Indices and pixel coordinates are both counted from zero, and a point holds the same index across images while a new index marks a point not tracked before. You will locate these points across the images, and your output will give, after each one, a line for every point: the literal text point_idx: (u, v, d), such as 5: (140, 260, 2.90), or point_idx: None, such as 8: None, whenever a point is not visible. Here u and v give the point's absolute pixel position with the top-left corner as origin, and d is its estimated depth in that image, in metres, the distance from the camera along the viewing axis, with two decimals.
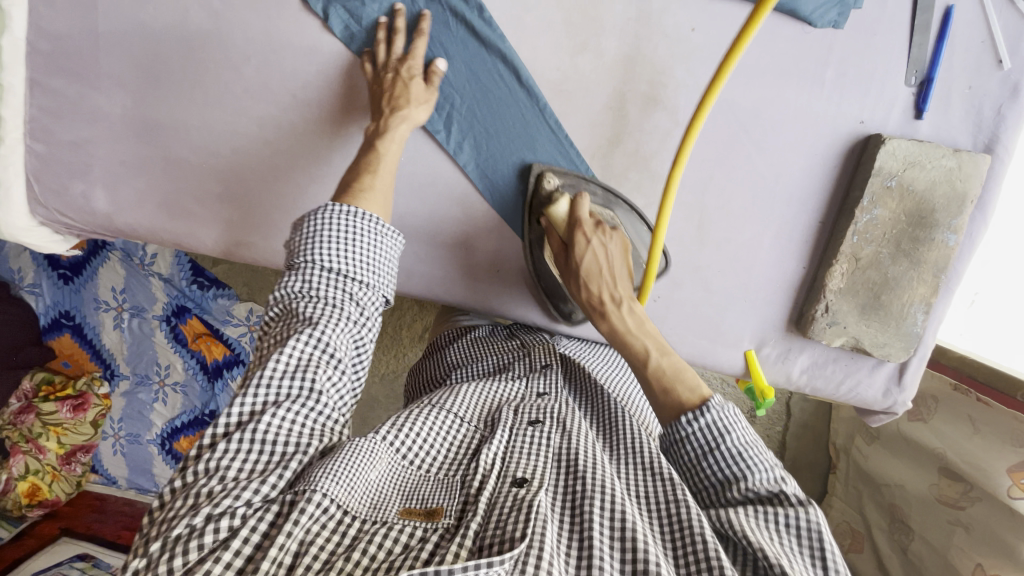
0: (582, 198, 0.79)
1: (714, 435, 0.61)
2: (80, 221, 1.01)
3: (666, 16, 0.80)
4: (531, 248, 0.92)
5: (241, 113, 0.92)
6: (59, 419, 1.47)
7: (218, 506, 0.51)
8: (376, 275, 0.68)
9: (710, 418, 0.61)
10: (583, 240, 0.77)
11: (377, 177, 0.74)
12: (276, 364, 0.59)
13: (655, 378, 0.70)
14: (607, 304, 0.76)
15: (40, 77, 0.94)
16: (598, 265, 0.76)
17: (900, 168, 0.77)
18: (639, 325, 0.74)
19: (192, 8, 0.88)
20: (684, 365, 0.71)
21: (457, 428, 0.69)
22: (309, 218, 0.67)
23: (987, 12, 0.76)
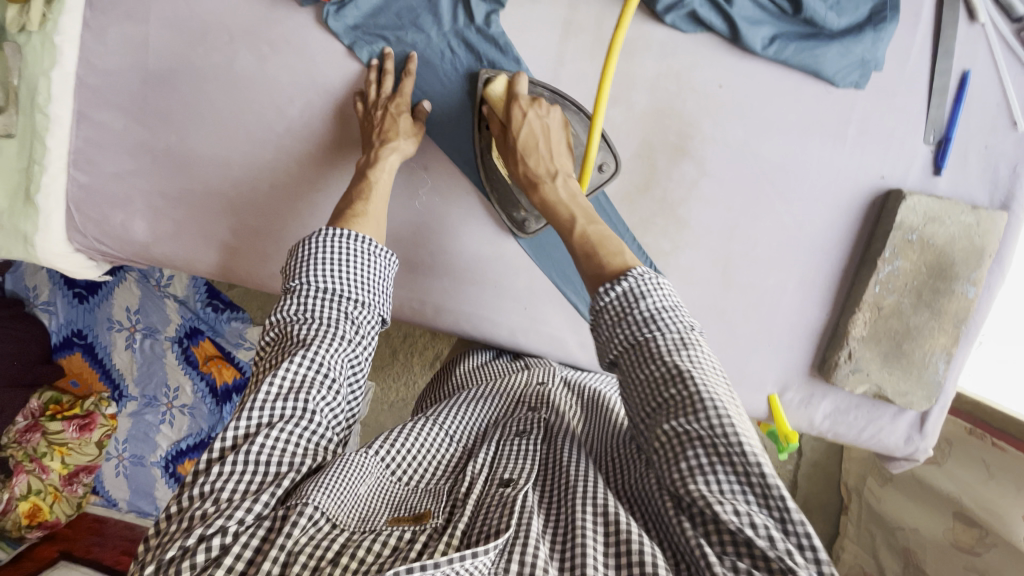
0: (520, 78, 0.82)
1: (631, 300, 0.56)
2: (118, 250, 1.03)
3: (695, 72, 0.84)
4: (482, 153, 0.89)
5: (281, 151, 0.95)
6: (64, 439, 1.47)
7: (210, 526, 0.50)
8: (370, 294, 0.68)
9: (628, 285, 0.56)
10: (521, 114, 0.80)
11: (369, 204, 0.79)
12: (270, 386, 0.58)
13: (581, 243, 0.69)
14: (541, 177, 0.77)
15: (87, 111, 0.98)
16: (536, 139, 0.78)
17: (921, 223, 0.80)
18: (571, 196, 0.75)
19: (241, 54, 0.92)
20: (609, 231, 0.69)
21: (445, 446, 0.67)
22: (305, 243, 0.69)
23: (1001, 77, 0.80)
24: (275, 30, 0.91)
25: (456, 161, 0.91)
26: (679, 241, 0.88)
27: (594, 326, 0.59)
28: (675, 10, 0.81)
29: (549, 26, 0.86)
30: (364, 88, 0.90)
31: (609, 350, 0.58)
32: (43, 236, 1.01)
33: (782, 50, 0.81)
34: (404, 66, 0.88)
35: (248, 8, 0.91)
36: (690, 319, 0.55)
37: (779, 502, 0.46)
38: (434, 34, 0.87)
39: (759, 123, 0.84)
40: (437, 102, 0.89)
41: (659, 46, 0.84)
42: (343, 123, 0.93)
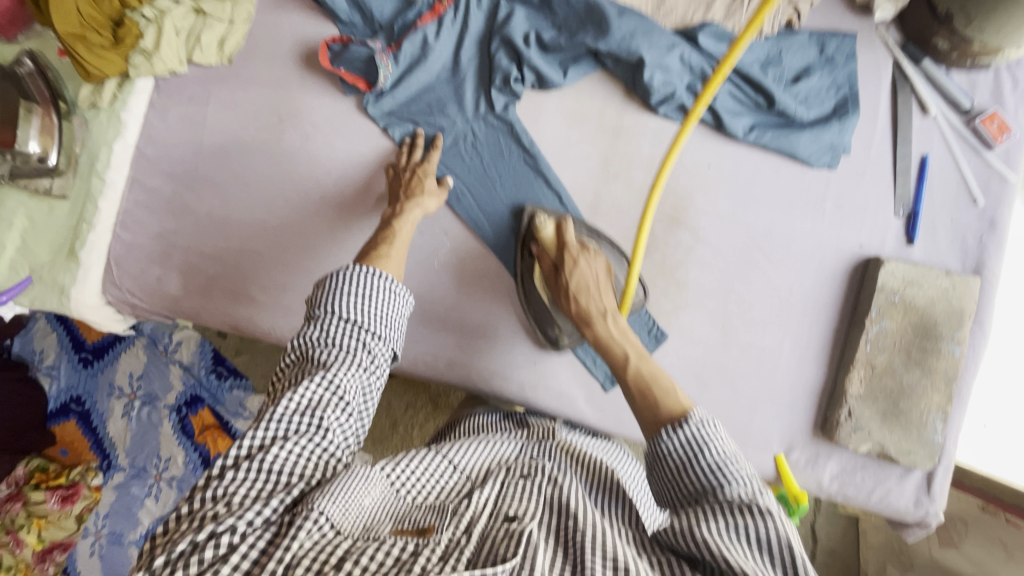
0: (568, 225, 0.91)
1: (692, 449, 0.59)
2: (148, 302, 1.09)
3: (686, 154, 0.96)
4: (523, 277, 0.98)
5: (314, 215, 1.04)
6: (45, 510, 1.44)
7: (221, 524, 0.52)
8: (387, 327, 0.73)
9: (688, 433, 0.60)
10: (572, 261, 0.88)
11: (392, 248, 0.86)
12: (288, 402, 0.61)
13: (635, 380, 0.73)
14: (593, 315, 0.83)
15: (141, 178, 1.10)
16: (586, 282, 0.86)
17: (901, 286, 0.87)
18: (622, 333, 0.81)
19: (287, 132, 1.05)
20: (661, 370, 0.74)
21: (449, 475, 0.70)
22: (331, 278, 0.74)
23: (957, 161, 0.91)
24: (319, 113, 1.04)
25: (471, 226, 1.00)
26: (679, 301, 0.94)
27: (654, 469, 0.63)
28: (666, 102, 0.95)
29: (559, 115, 0.99)
30: (395, 160, 1.01)
31: (670, 493, 0.62)
32: (79, 288, 1.07)
33: (761, 136, 0.93)
34: (431, 143, 1.00)
35: (299, 95, 1.05)
36: (749, 468, 0.58)
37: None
38: (458, 120, 1.00)
39: (745, 197, 0.94)
40: (458, 175, 1.00)
41: (654, 132, 0.97)
42: (373, 191, 1.03)
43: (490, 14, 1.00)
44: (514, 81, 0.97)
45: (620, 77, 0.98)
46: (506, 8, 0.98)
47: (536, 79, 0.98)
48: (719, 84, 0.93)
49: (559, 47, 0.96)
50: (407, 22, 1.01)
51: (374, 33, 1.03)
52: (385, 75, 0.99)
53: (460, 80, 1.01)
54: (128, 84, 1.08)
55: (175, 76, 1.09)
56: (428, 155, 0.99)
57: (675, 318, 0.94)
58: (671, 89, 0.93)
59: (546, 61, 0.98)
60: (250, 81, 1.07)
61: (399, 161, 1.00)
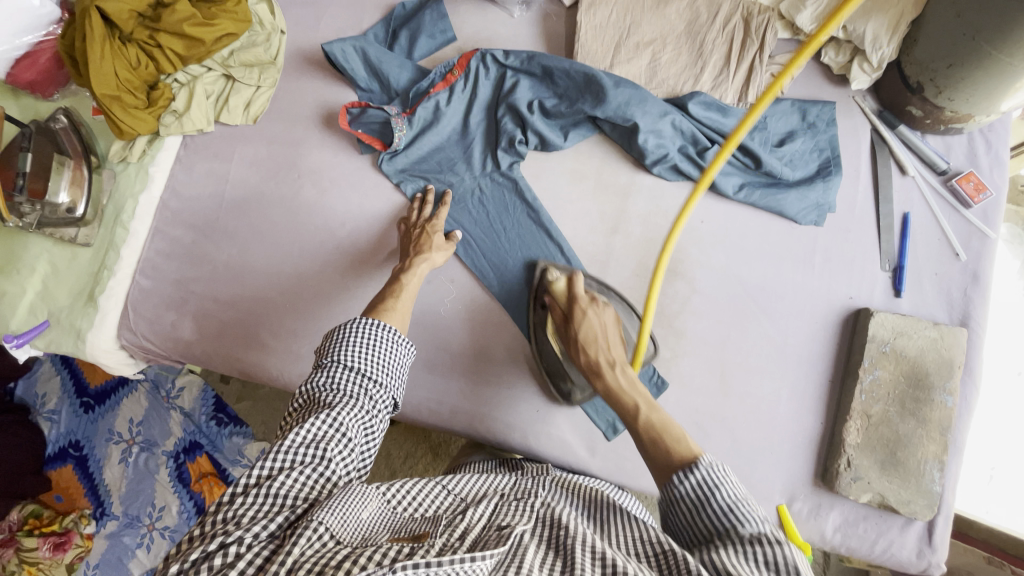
0: (577, 277, 0.95)
1: (704, 491, 0.58)
2: (160, 347, 1.12)
3: (680, 210, 1.01)
4: (535, 329, 1.01)
5: (327, 265, 1.09)
6: (36, 557, 1.41)
7: (230, 535, 0.54)
8: (389, 377, 0.76)
9: (699, 476, 0.59)
10: (582, 313, 0.91)
11: (398, 301, 0.91)
12: (294, 437, 0.63)
13: (646, 430, 0.73)
14: (602, 366, 0.85)
15: (163, 228, 1.15)
16: (595, 333, 0.89)
17: (891, 336, 0.90)
18: (630, 384, 0.82)
19: (305, 187, 1.11)
20: (671, 419, 0.74)
21: (445, 496, 0.71)
22: (340, 330, 0.78)
23: (936, 218, 0.97)
24: (335, 169, 1.11)
25: (477, 275, 1.04)
26: (678, 349, 0.97)
27: (671, 517, 0.62)
28: (660, 163, 1.01)
29: (561, 174, 1.06)
30: (406, 214, 1.07)
31: (689, 543, 0.59)
32: (95, 333, 1.11)
33: (751, 194, 0.99)
34: (440, 199, 1.06)
35: (318, 152, 1.13)
36: (764, 512, 0.56)
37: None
38: (466, 177, 1.07)
39: (738, 251, 0.99)
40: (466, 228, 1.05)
41: (649, 190, 1.03)
42: (384, 242, 1.08)
43: (497, 83, 1.09)
44: (518, 143, 1.04)
45: (617, 140, 1.05)
46: (511, 78, 1.07)
47: (539, 141, 1.05)
48: (709, 147, 1.00)
49: (560, 113, 1.04)
50: (421, 90, 1.09)
51: (390, 99, 1.12)
52: (400, 137, 1.06)
53: (468, 141, 1.08)
54: (158, 141, 1.16)
55: (202, 134, 1.17)
56: (438, 211, 1.04)
57: (674, 366, 0.97)
58: (664, 151, 1.00)
59: (548, 125, 1.05)
60: (272, 140, 1.15)
61: (410, 216, 1.05)
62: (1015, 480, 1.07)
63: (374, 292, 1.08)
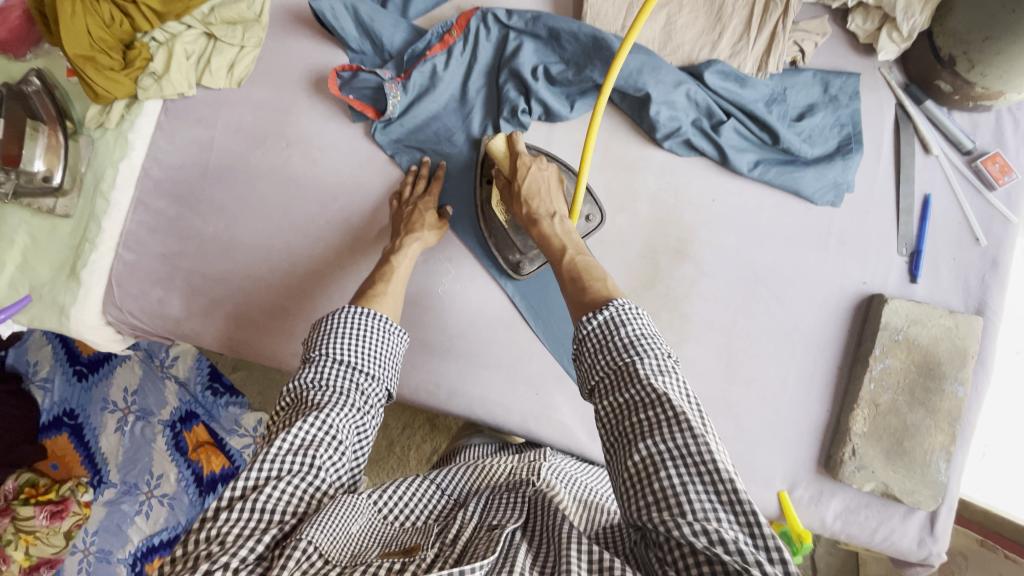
0: (517, 135, 0.91)
1: (611, 329, 0.59)
2: (146, 324, 1.08)
3: (691, 188, 0.96)
4: (484, 203, 0.99)
5: (319, 241, 1.04)
6: (32, 526, 1.41)
7: (215, 562, 0.51)
8: (380, 368, 0.74)
9: (608, 314, 0.59)
10: (524, 167, 0.88)
11: (388, 286, 0.86)
12: (282, 442, 0.61)
13: (569, 269, 0.77)
14: (541, 216, 0.85)
15: (145, 199, 1.10)
16: (538, 186, 0.87)
17: (904, 324, 0.87)
18: (565, 232, 0.84)
19: (294, 157, 1.05)
20: (595, 263, 0.78)
21: (436, 498, 0.70)
22: (327, 319, 0.75)
23: (959, 200, 0.92)
24: (326, 139, 1.05)
25: (477, 254, 1.00)
26: (683, 333, 0.94)
27: (576, 357, 0.62)
28: (672, 137, 0.96)
29: (566, 147, 1.00)
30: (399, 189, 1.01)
31: (589, 380, 0.60)
32: (78, 309, 1.07)
33: (766, 172, 0.94)
34: (434, 173, 1.00)
35: (308, 120, 1.06)
36: (667, 347, 0.58)
37: (746, 505, 0.46)
38: (465, 150, 1.01)
39: (749, 232, 0.94)
40: (464, 206, 1.01)
41: (658, 165, 0.97)
42: (379, 217, 1.03)
43: (499, 46, 1.01)
44: (521, 113, 0.98)
45: (626, 112, 0.99)
46: (515, 41, 0.99)
47: (543, 111, 0.99)
48: (724, 120, 0.94)
49: (566, 81, 0.98)
50: (417, 52, 1.02)
51: (384, 62, 1.04)
52: (394, 104, 0.99)
53: (467, 110, 1.02)
54: (136, 106, 1.08)
55: (183, 98, 1.10)
56: (430, 187, 0.99)
57: (677, 351, 0.94)
58: (677, 124, 0.94)
59: (553, 93, 0.99)
60: (259, 107, 1.07)
61: (401, 191, 1.00)
62: (1009, 458, 1.08)
63: (367, 270, 1.03)
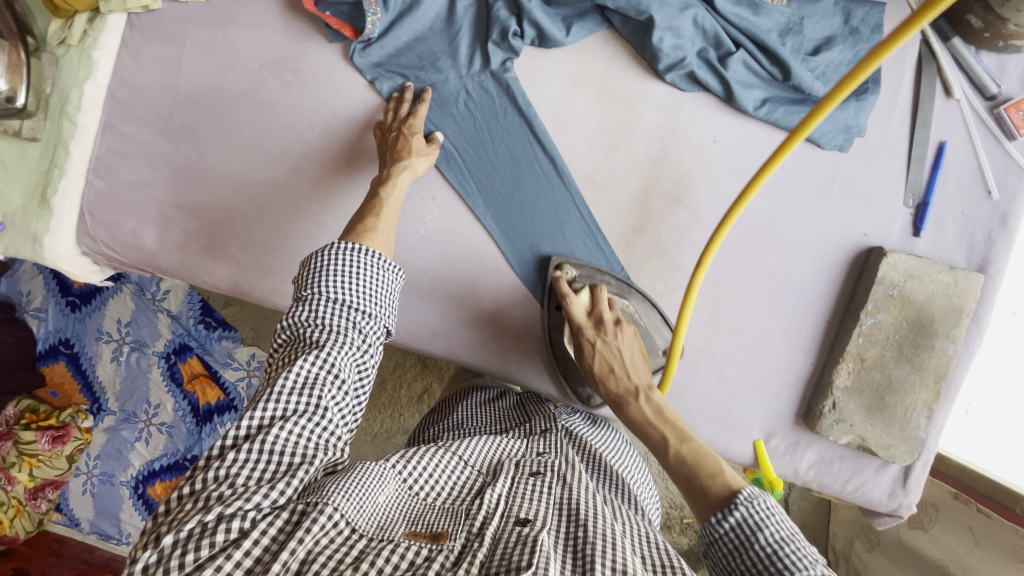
0: (598, 295, 0.83)
1: (746, 532, 0.55)
2: (122, 255, 1.05)
3: (691, 127, 0.90)
4: (551, 330, 0.95)
5: (296, 172, 0.99)
6: (35, 450, 1.44)
7: (229, 507, 0.53)
8: (377, 306, 0.71)
9: (739, 514, 0.56)
10: (589, 346, 0.81)
11: (380, 220, 0.80)
12: (285, 381, 0.61)
13: (677, 465, 0.68)
14: (624, 394, 0.77)
15: (114, 122, 1.03)
16: (610, 362, 0.79)
17: (901, 279, 0.84)
18: (658, 413, 0.74)
19: (268, 80, 0.98)
20: (705, 449, 0.68)
21: (461, 469, 0.72)
22: (317, 256, 0.71)
23: (975, 148, 0.86)
24: (303, 61, 0.97)
25: (461, 192, 0.95)
26: (671, 282, 0.91)
27: (708, 555, 0.60)
28: (675, 69, 0.88)
29: (559, 77, 0.93)
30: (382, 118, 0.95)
31: None
32: (52, 237, 1.03)
33: (773, 112, 0.88)
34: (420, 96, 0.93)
35: (282, 40, 0.98)
36: (811, 549, 0.53)
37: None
38: (451, 76, 0.94)
39: (749, 177, 0.89)
40: (448, 138, 0.94)
41: (659, 101, 0.91)
42: (360, 149, 0.98)
43: None
44: (513, 36, 0.90)
45: (627, 38, 0.91)
46: None
47: (537, 34, 0.91)
48: (733, 52, 0.86)
49: (564, 1, 0.89)
50: None
51: None
52: (374, 23, 0.91)
53: (455, 32, 0.94)
54: (99, 20, 1.00)
55: (150, 12, 1.01)
56: (415, 110, 0.91)
57: (662, 300, 0.92)
58: (681, 55, 0.87)
59: (549, 15, 0.90)
60: (229, 23, 0.99)
61: (387, 119, 0.93)
62: (989, 414, 1.08)
63: (345, 205, 0.98)
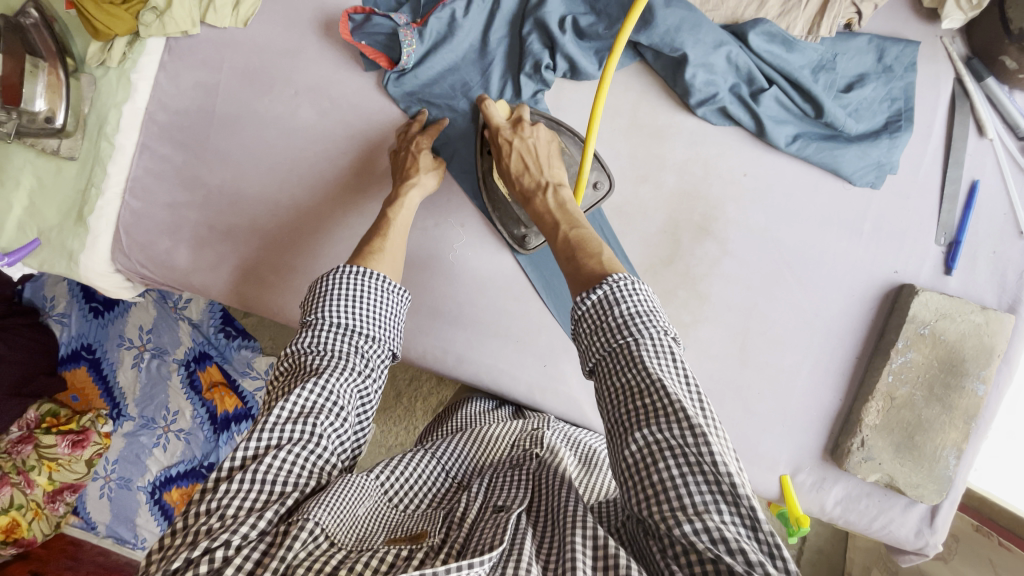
0: (521, 108, 0.87)
1: (606, 309, 0.57)
2: (155, 273, 1.07)
3: (723, 160, 0.90)
4: (484, 176, 0.93)
5: (328, 196, 1.00)
6: (55, 453, 1.46)
7: (215, 539, 0.52)
8: (379, 329, 0.73)
9: (606, 291, 0.57)
10: (506, 142, 0.84)
11: (386, 241, 0.83)
12: (281, 411, 0.62)
13: (563, 247, 0.72)
14: (531, 188, 0.81)
15: (150, 143, 1.06)
16: (524, 158, 0.83)
17: (932, 318, 0.83)
18: (559, 204, 0.78)
19: (304, 107, 1.00)
20: (593, 236, 0.71)
21: (439, 478, 0.73)
22: (322, 281, 0.74)
23: (1009, 189, 0.86)
24: (337, 89, 0.99)
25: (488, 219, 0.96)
26: (699, 314, 0.92)
27: (576, 340, 0.60)
28: (707, 103, 0.88)
29: (589, 109, 0.94)
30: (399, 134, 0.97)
31: (590, 360, 0.59)
32: (87, 255, 1.06)
33: (804, 148, 0.87)
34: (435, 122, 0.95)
35: (316, 68, 1.00)
36: (665, 324, 0.56)
37: (739, 494, 0.46)
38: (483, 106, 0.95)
39: (779, 211, 0.89)
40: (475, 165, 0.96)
41: (689, 134, 0.91)
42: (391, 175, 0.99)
43: None
44: (545, 69, 0.91)
45: (660, 72, 0.91)
46: None
47: (569, 67, 0.92)
48: (765, 88, 0.87)
49: (597, 35, 0.90)
50: None
51: (399, 5, 0.97)
52: (409, 54, 0.93)
53: (487, 62, 0.95)
54: (138, 44, 1.02)
55: (188, 37, 1.03)
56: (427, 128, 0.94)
57: (692, 331, 0.92)
58: (714, 90, 0.87)
59: (581, 48, 0.91)
60: (266, 49, 1.01)
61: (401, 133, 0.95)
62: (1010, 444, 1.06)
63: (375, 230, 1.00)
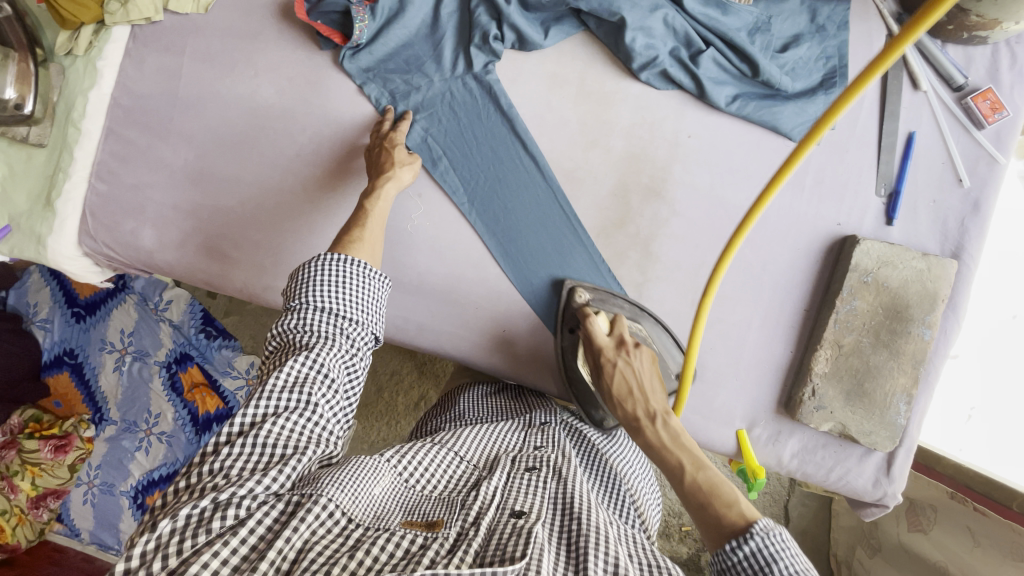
0: (619, 319, 0.86)
1: (761, 564, 0.53)
2: (122, 255, 1.09)
3: (667, 123, 0.93)
4: (564, 354, 0.94)
5: (287, 173, 1.03)
6: (37, 459, 1.45)
7: (223, 493, 0.54)
8: (365, 313, 0.72)
9: (756, 545, 0.53)
10: (608, 362, 0.81)
11: (365, 230, 0.82)
12: (275, 380, 0.63)
13: (692, 493, 0.64)
14: (640, 418, 0.74)
15: (115, 128, 1.08)
16: (626, 382, 0.78)
17: (874, 266, 0.85)
18: (673, 438, 0.70)
19: (263, 86, 1.03)
20: (720, 478, 0.64)
21: (457, 465, 0.73)
22: (303, 269, 0.72)
23: (945, 139, 0.88)
24: (295, 68, 1.02)
25: (448, 190, 0.97)
26: (651, 273, 0.93)
27: None
28: (648, 68, 0.92)
29: (538, 78, 0.96)
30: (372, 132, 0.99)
31: None
32: (55, 238, 1.07)
33: (744, 107, 0.91)
34: (402, 117, 0.98)
35: (275, 48, 1.03)
36: None
37: None
38: (436, 80, 0.98)
39: (724, 170, 0.92)
40: (434, 140, 0.98)
41: (634, 98, 0.94)
42: (348, 150, 1.01)
43: None
44: (493, 40, 0.94)
45: (603, 40, 0.95)
46: None
47: (516, 38, 0.95)
48: (703, 50, 0.90)
49: (541, 6, 0.94)
50: None
51: None
52: (362, 29, 0.96)
53: (439, 37, 0.98)
54: (104, 32, 1.06)
55: (152, 25, 1.07)
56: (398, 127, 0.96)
57: (644, 291, 0.94)
58: (654, 53, 0.90)
59: (527, 20, 0.95)
60: (227, 33, 1.05)
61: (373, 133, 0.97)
62: (995, 420, 1.06)
63: (337, 210, 1.02)
